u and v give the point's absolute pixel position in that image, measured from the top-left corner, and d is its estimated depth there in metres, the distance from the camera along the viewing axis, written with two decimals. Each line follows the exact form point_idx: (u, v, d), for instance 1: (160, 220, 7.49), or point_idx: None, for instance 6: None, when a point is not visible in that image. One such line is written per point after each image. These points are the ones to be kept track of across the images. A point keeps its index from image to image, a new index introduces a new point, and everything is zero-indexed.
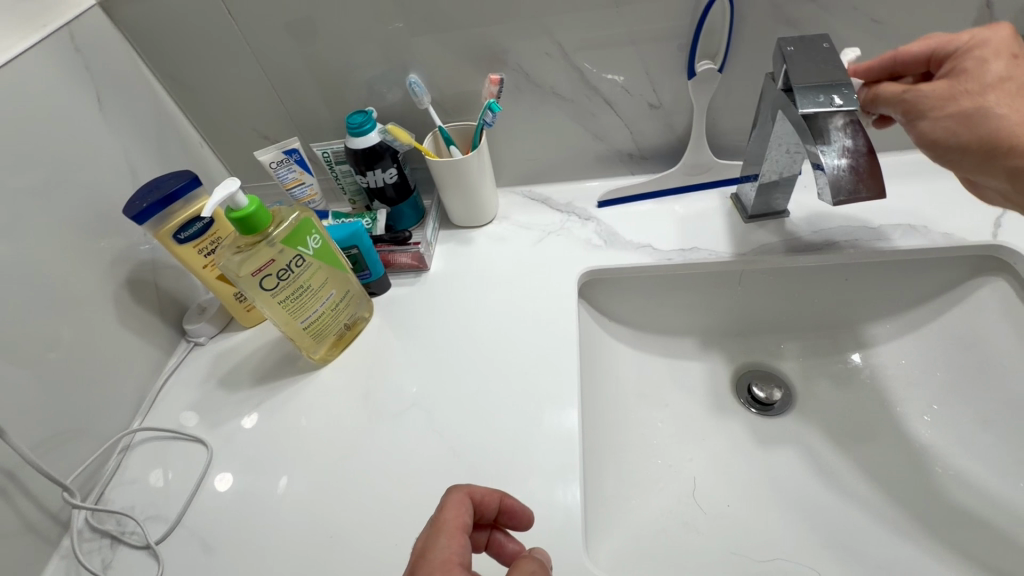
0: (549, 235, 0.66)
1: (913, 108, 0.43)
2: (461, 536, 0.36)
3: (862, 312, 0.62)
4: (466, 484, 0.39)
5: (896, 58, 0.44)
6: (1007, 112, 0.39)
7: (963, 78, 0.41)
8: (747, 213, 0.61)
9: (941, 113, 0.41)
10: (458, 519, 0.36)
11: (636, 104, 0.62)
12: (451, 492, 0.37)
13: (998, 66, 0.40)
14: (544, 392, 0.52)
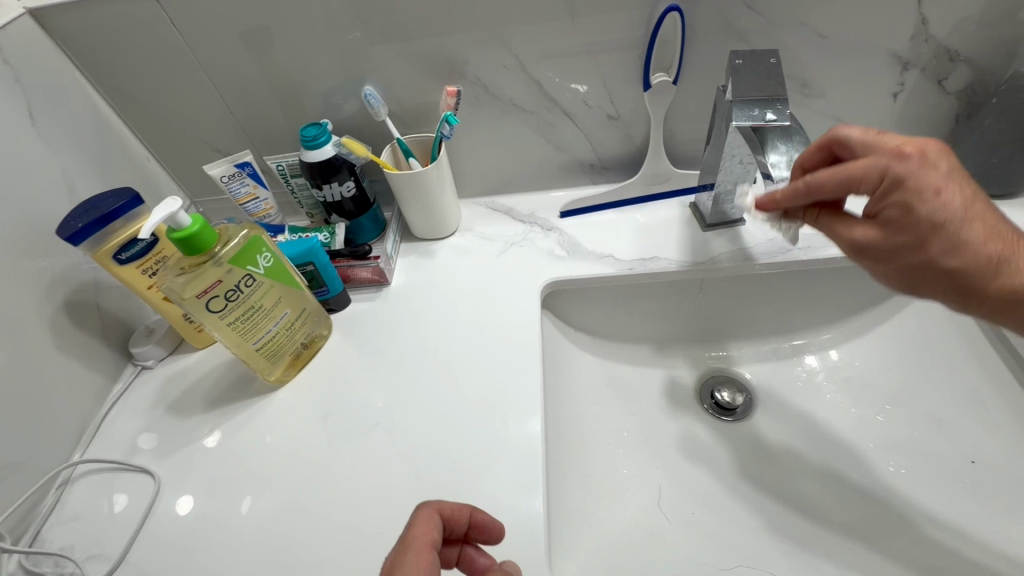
0: (512, 247, 0.65)
1: (858, 253, 0.41)
2: (429, 553, 0.34)
3: (818, 316, 0.63)
4: (435, 499, 0.38)
5: (810, 194, 0.41)
6: (957, 257, 0.38)
7: (900, 221, 0.38)
8: (705, 222, 0.62)
9: (887, 264, 0.40)
10: (426, 536, 0.35)
11: (594, 115, 0.62)
12: (419, 509, 0.36)
13: (928, 202, 0.37)
14: (508, 407, 0.51)
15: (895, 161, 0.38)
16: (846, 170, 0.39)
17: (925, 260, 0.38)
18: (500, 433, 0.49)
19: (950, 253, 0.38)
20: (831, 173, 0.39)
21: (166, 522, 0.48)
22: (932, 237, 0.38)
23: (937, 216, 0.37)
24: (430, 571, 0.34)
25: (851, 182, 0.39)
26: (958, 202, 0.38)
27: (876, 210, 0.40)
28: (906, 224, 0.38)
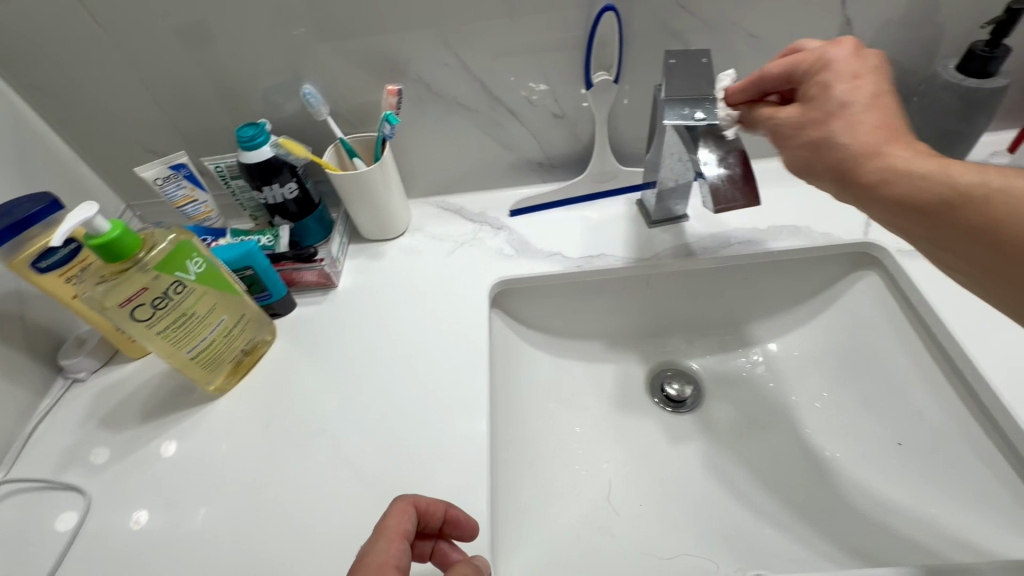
0: (461, 247, 0.65)
1: (777, 134, 0.43)
2: (400, 542, 0.36)
3: (761, 308, 0.65)
4: (412, 492, 0.40)
5: (760, 82, 0.44)
6: (849, 136, 0.38)
7: (815, 97, 0.40)
8: (650, 219, 0.63)
9: (795, 138, 0.41)
10: (400, 525, 0.37)
11: (539, 113, 0.62)
12: (397, 500, 0.38)
13: (845, 84, 0.39)
14: (453, 408, 0.51)
15: (827, 48, 0.41)
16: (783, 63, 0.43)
17: (832, 154, 0.39)
18: (445, 435, 0.49)
19: (853, 142, 0.38)
20: (778, 61, 0.43)
21: (97, 541, 0.47)
22: (832, 130, 0.39)
23: (844, 104, 0.39)
24: (400, 558, 0.36)
25: (788, 66, 0.43)
26: (871, 94, 0.39)
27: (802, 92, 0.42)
28: (817, 99, 0.40)
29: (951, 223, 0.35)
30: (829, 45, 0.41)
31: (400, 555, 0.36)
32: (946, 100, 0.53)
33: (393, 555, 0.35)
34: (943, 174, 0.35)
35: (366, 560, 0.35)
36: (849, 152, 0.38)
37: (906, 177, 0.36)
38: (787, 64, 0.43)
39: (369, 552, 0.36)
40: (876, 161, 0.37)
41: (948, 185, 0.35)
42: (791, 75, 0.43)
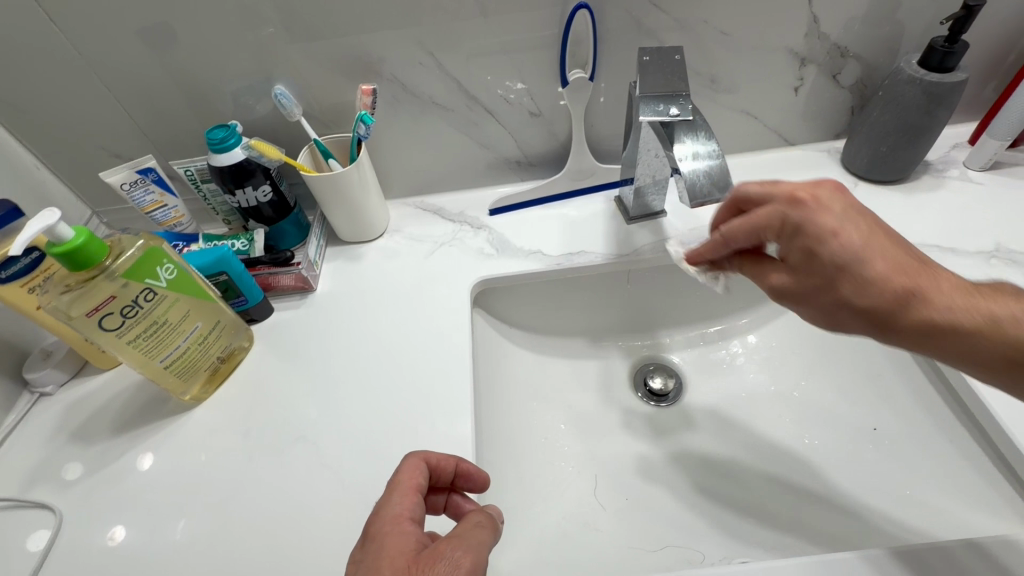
0: (441, 247, 0.65)
1: (783, 297, 0.42)
2: (415, 496, 0.36)
3: (739, 302, 0.66)
4: (422, 450, 0.39)
5: (727, 242, 0.43)
6: (858, 287, 0.37)
7: (805, 265, 0.39)
8: (628, 215, 0.64)
9: (806, 304, 0.40)
10: (413, 480, 0.36)
11: (516, 112, 0.62)
12: (408, 456, 0.38)
13: (831, 242, 0.38)
14: (437, 409, 0.50)
15: (807, 222, 0.38)
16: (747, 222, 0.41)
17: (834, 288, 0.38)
18: (429, 437, 0.49)
19: (864, 299, 0.37)
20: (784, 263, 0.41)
21: (70, 560, 0.45)
22: (841, 294, 0.38)
23: (852, 288, 0.37)
24: (415, 511, 0.35)
25: (757, 227, 0.41)
26: (859, 240, 0.38)
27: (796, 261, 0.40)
28: (810, 270, 0.39)
29: (957, 346, 0.37)
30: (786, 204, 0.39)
31: (415, 507, 0.35)
32: (910, 95, 0.55)
33: (409, 508, 0.35)
34: (960, 314, 0.37)
35: (382, 514, 0.35)
36: (874, 296, 0.37)
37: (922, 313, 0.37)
38: (753, 227, 0.41)
39: (383, 508, 0.35)
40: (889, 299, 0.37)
41: (959, 313, 0.37)
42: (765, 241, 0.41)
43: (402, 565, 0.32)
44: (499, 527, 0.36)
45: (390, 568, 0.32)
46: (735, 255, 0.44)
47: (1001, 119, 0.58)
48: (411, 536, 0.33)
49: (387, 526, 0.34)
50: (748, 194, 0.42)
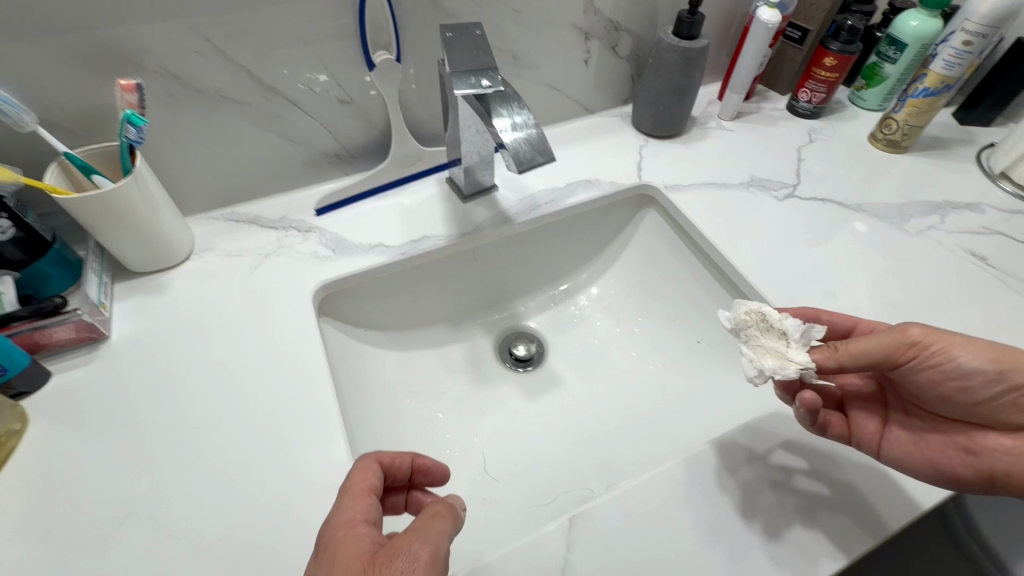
0: (267, 258, 0.58)
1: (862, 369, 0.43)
2: (368, 497, 0.37)
3: (576, 261, 0.73)
4: (374, 451, 0.41)
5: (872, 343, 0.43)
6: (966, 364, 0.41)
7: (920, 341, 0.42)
8: (463, 194, 0.64)
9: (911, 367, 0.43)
10: (366, 482, 0.38)
11: (325, 101, 0.58)
12: (358, 460, 0.40)
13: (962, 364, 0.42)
14: (300, 434, 0.45)
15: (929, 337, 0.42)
16: (872, 349, 0.42)
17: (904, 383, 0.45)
18: (299, 467, 0.44)
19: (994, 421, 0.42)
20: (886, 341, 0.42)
21: None
22: (987, 395, 0.42)
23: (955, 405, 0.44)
24: (368, 513, 0.37)
25: (887, 348, 0.43)
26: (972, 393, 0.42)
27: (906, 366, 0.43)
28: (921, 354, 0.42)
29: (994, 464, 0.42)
30: (914, 326, 0.42)
31: (370, 509, 0.37)
32: (673, 60, 0.65)
33: (362, 509, 0.37)
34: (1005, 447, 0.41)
35: (332, 519, 0.36)
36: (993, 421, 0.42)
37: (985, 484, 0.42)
38: (873, 358, 0.43)
39: (333, 513, 0.37)
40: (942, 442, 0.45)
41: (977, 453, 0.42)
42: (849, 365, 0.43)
43: (357, 565, 0.33)
44: (458, 516, 0.38)
45: (344, 570, 0.33)
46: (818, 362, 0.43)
47: (736, 76, 0.73)
48: (363, 538, 0.35)
49: (340, 532, 0.35)
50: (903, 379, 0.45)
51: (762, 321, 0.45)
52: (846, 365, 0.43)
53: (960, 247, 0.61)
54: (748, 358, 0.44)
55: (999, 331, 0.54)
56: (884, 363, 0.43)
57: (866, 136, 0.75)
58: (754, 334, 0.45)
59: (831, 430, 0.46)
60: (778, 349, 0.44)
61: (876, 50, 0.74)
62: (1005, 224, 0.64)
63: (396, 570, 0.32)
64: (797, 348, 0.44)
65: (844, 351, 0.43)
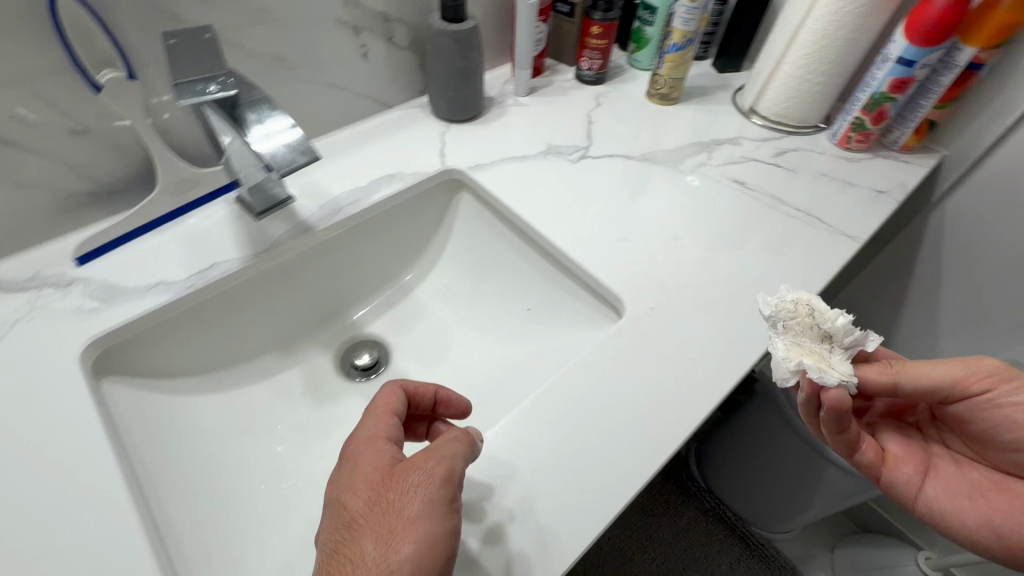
0: (15, 326, 0.49)
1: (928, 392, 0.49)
2: (389, 418, 0.46)
3: (402, 258, 0.73)
4: (400, 380, 0.49)
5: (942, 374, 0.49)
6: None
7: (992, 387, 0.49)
8: (255, 212, 0.59)
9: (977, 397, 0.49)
10: (390, 406, 0.46)
11: (50, 135, 0.50)
12: (385, 384, 0.48)
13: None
14: (75, 518, 0.39)
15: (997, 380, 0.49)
16: (937, 374, 0.49)
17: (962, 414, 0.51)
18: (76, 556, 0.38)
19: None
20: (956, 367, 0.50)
21: None
22: None
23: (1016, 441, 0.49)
24: (388, 431, 0.45)
25: (956, 375, 0.50)
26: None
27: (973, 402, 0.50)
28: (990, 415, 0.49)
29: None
30: (987, 358, 0.50)
31: (393, 428, 0.45)
32: (447, 44, 0.66)
33: (383, 429, 0.45)
34: None
35: (357, 433, 0.45)
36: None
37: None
38: (936, 381, 0.49)
39: (357, 431, 0.45)
40: (995, 492, 0.50)
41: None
42: (904, 384, 0.48)
43: (377, 472, 0.41)
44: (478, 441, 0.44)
45: (365, 474, 0.41)
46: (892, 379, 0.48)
47: (518, 54, 0.76)
48: (382, 450, 0.43)
49: (364, 445, 0.44)
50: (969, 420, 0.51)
51: (803, 316, 0.47)
52: (906, 381, 0.48)
53: (725, 176, 0.70)
54: (784, 351, 0.46)
55: (760, 243, 0.62)
56: (949, 386, 0.50)
57: (644, 94, 0.83)
58: (791, 327, 0.47)
59: (865, 456, 0.51)
60: (819, 351, 0.46)
61: (637, 16, 0.81)
62: (756, 151, 0.74)
63: (413, 482, 0.40)
64: (828, 353, 0.46)
65: (900, 370, 0.48)
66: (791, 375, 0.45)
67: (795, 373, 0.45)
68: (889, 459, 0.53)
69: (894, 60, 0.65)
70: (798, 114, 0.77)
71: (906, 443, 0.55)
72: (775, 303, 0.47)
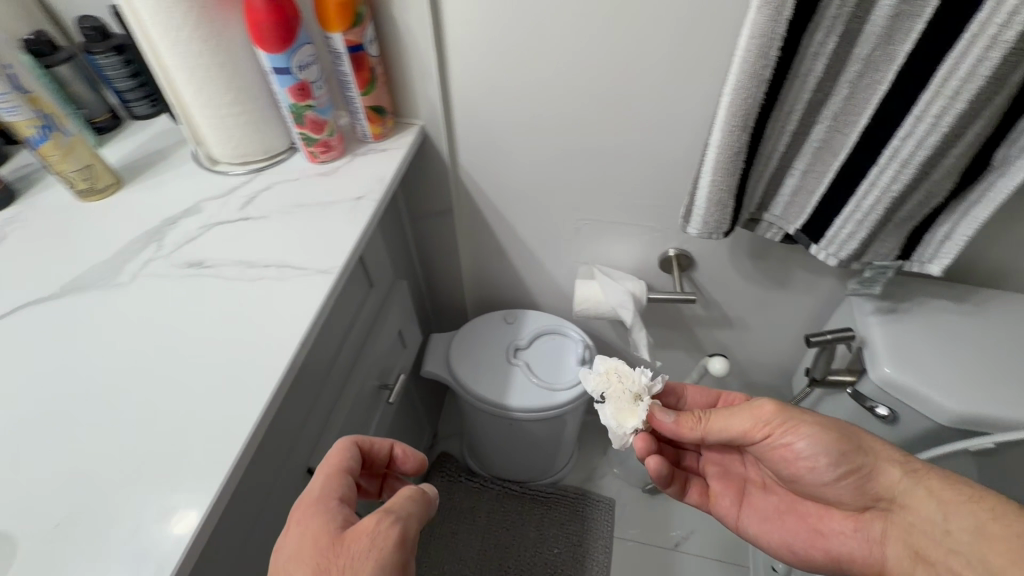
0: None
1: (723, 438, 0.60)
2: (341, 477, 0.52)
3: None
4: (351, 439, 0.56)
5: (732, 429, 0.59)
6: (811, 474, 0.57)
7: (770, 432, 0.57)
8: None
9: (757, 441, 0.58)
10: (341, 464, 0.53)
11: None
12: (338, 443, 0.54)
13: (796, 453, 0.56)
14: None
15: (773, 428, 0.57)
16: (728, 428, 0.59)
17: (762, 457, 0.60)
18: None
19: (822, 495, 0.58)
20: (741, 420, 0.59)
21: None
22: (820, 488, 0.58)
23: (790, 474, 0.58)
24: (337, 493, 0.51)
25: (745, 430, 0.59)
26: (808, 468, 0.57)
27: (760, 445, 0.59)
28: (769, 454, 0.58)
29: (816, 529, 0.59)
30: (766, 405, 0.58)
31: (344, 489, 0.51)
32: None
33: (335, 491, 0.50)
34: (832, 520, 0.59)
35: (311, 492, 0.51)
36: (830, 498, 0.58)
37: (820, 548, 0.59)
38: (728, 432, 0.59)
39: (314, 488, 0.51)
40: (786, 517, 0.62)
41: (807, 523, 0.60)
42: (709, 436, 0.60)
43: (325, 539, 0.46)
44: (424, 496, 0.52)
45: (315, 535, 0.46)
46: (699, 432, 0.60)
47: None
48: (331, 513, 0.48)
49: (318, 509, 0.49)
50: (758, 453, 0.60)
51: (615, 385, 0.63)
52: (709, 434, 0.60)
53: (180, 264, 0.58)
54: (608, 416, 0.62)
55: (225, 330, 0.52)
56: (740, 436, 0.59)
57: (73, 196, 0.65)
58: (612, 395, 0.62)
59: (690, 496, 0.67)
60: (634, 409, 0.61)
61: None
62: (220, 211, 0.63)
63: (354, 539, 0.45)
64: (641, 408, 0.61)
65: (707, 424, 0.60)
66: (620, 439, 0.61)
67: (623, 436, 0.61)
68: (711, 495, 0.67)
69: (272, 71, 0.58)
70: (257, 148, 0.67)
71: (726, 478, 0.67)
72: (599, 381, 0.64)
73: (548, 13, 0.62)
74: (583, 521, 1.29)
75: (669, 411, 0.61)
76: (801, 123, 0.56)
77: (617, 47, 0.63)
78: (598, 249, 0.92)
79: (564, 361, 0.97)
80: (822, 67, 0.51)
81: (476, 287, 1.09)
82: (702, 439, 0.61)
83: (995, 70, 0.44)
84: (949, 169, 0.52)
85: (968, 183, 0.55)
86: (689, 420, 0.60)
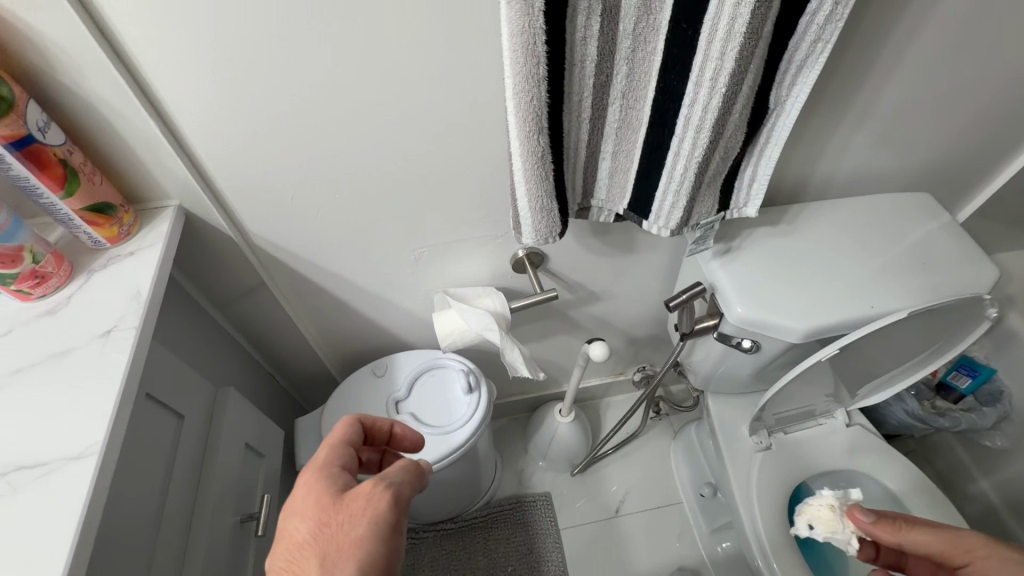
0: None
1: (923, 549, 0.65)
2: (346, 448, 0.53)
3: None
4: (355, 415, 0.57)
5: (932, 543, 0.64)
6: None
7: (971, 555, 0.61)
8: None
9: (959, 562, 0.62)
10: (345, 435, 0.54)
11: None
12: (344, 417, 0.56)
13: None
14: None
15: (979, 555, 0.60)
16: (930, 540, 0.64)
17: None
18: None
19: None
20: (943, 536, 0.63)
21: None
22: None
23: None
24: (341, 460, 0.51)
25: (948, 547, 0.63)
26: None
27: (963, 567, 0.61)
28: None
29: None
30: (979, 536, 0.61)
31: (347, 458, 0.52)
32: None
33: (337, 459, 0.51)
34: None
35: (318, 458, 0.51)
36: None
37: None
38: (927, 543, 0.64)
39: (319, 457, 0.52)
40: None
41: None
42: (906, 541, 0.65)
43: (329, 500, 0.47)
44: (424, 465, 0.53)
45: (322, 494, 0.47)
46: (892, 533, 0.66)
47: None
48: (335, 475, 0.49)
49: (323, 468, 0.50)
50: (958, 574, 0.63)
51: (816, 511, 0.74)
52: (904, 541, 0.65)
53: None
54: (824, 534, 0.73)
55: None
56: (942, 551, 0.63)
57: None
58: (816, 515, 0.74)
59: None
60: (840, 523, 0.72)
61: None
62: None
63: (357, 500, 0.46)
64: (839, 515, 0.72)
65: (905, 532, 0.65)
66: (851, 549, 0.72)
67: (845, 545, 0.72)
68: None
69: None
70: None
71: None
72: (800, 516, 0.76)
73: (282, 43, 0.50)
74: (528, 527, 1.26)
75: (870, 512, 0.69)
76: (595, 109, 0.52)
77: (380, 66, 0.54)
78: (445, 271, 0.83)
79: (450, 396, 0.89)
80: (596, 50, 0.47)
81: (332, 345, 0.95)
82: (898, 545, 0.66)
83: (750, 26, 0.43)
84: (737, 124, 0.52)
85: (755, 131, 0.56)
86: (890, 521, 0.67)
